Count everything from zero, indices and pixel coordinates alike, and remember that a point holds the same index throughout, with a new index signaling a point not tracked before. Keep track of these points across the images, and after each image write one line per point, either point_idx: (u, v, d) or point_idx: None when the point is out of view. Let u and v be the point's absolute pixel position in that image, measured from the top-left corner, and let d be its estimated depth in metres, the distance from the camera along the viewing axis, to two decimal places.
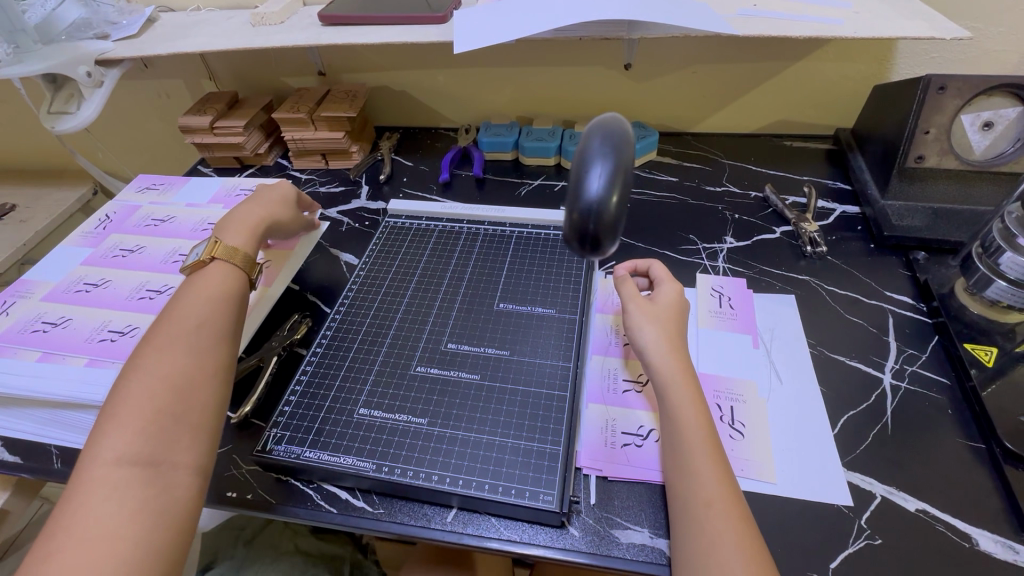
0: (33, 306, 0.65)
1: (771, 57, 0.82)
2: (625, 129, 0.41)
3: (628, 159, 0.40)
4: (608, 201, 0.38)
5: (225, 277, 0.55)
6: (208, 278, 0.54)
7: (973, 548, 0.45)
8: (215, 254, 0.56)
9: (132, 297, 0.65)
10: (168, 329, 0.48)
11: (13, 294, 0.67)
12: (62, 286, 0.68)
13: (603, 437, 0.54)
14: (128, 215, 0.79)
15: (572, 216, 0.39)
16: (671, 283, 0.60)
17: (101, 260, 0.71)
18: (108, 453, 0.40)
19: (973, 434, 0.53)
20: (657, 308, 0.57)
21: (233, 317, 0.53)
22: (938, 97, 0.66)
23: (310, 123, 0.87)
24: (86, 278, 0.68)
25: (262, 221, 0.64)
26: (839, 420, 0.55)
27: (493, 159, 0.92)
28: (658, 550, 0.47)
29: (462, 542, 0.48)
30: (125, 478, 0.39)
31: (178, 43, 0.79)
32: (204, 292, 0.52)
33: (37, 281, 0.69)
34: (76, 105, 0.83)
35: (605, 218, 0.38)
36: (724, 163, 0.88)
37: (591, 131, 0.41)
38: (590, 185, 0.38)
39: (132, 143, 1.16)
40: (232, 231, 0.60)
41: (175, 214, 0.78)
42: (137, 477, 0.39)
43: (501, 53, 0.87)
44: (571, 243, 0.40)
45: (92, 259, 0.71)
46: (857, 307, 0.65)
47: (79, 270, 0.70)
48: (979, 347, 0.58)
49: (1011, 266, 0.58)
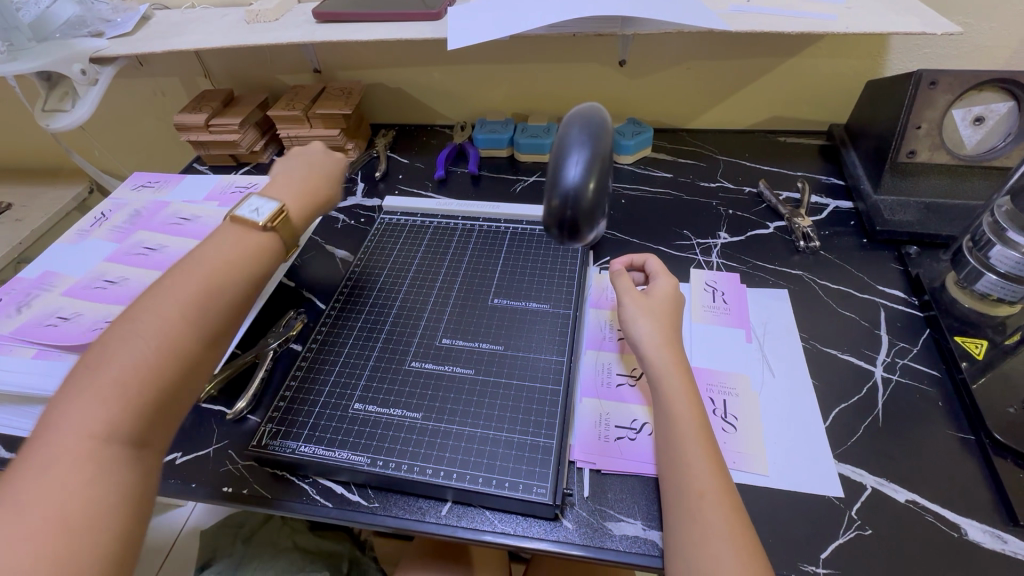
0: (53, 301, 0.65)
1: (765, 53, 0.82)
2: (604, 119, 0.42)
3: (606, 148, 0.40)
4: (585, 188, 0.39)
5: (266, 247, 0.49)
6: (245, 238, 0.48)
7: (962, 538, 0.46)
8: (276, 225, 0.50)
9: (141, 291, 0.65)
10: (176, 282, 0.43)
11: (35, 288, 0.67)
12: (83, 281, 0.68)
13: (596, 431, 0.54)
14: (156, 211, 0.79)
15: (550, 203, 0.40)
16: (668, 277, 0.61)
17: (124, 257, 0.71)
18: (86, 423, 0.35)
19: (963, 426, 0.53)
20: (652, 302, 0.58)
21: (253, 290, 0.48)
22: (929, 93, 0.66)
23: (306, 121, 0.87)
24: (109, 274, 0.68)
25: (319, 197, 0.58)
26: (831, 413, 0.55)
27: (489, 156, 0.93)
28: (650, 542, 0.47)
29: (456, 535, 0.49)
30: (106, 457, 0.35)
31: (173, 41, 0.79)
32: (233, 255, 0.47)
33: (58, 274, 0.69)
34: (71, 102, 0.83)
35: (582, 206, 0.39)
36: (718, 159, 0.88)
37: (570, 120, 0.41)
38: (567, 172, 0.39)
39: (128, 141, 1.16)
40: (289, 195, 0.55)
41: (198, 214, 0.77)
42: (119, 457, 0.36)
43: (496, 50, 0.87)
44: (551, 230, 0.41)
45: (115, 255, 0.71)
46: (849, 302, 0.65)
47: (102, 266, 0.70)
48: (969, 340, 0.58)
49: (1000, 260, 0.58)
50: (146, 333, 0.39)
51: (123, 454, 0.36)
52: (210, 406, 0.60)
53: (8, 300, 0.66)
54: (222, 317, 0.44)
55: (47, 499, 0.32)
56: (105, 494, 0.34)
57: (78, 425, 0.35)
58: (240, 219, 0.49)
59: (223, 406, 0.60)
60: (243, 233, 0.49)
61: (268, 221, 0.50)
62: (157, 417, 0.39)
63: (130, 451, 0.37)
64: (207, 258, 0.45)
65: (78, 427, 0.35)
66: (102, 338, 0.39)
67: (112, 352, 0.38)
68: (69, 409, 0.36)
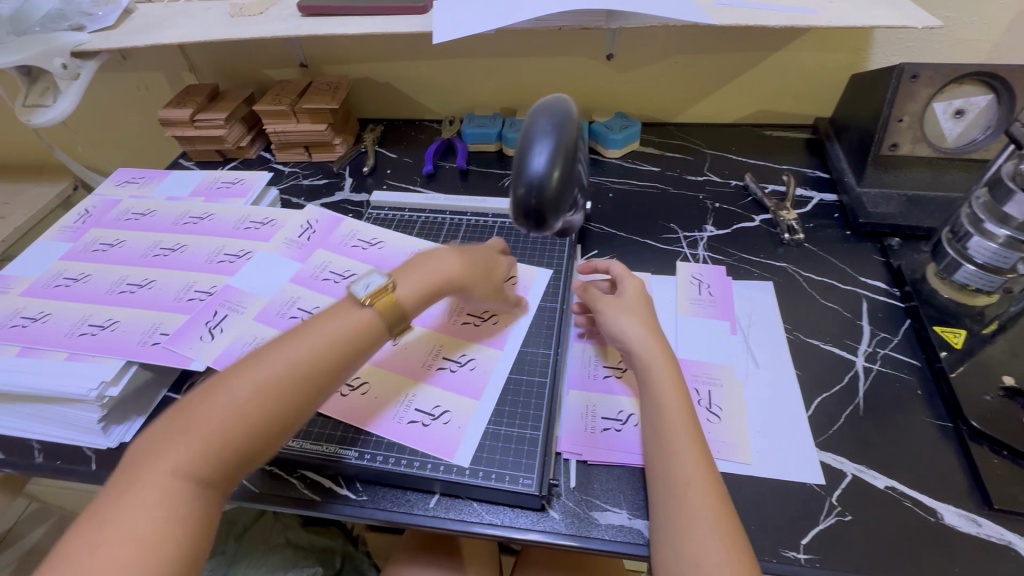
0: (247, 327, 0.61)
1: (751, 46, 0.83)
2: (569, 110, 0.42)
3: (570, 138, 0.41)
4: (550, 177, 0.39)
5: (363, 327, 0.46)
6: (346, 317, 0.46)
7: (938, 522, 0.47)
8: (374, 301, 0.47)
9: (282, 315, 0.62)
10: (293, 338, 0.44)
11: (223, 304, 0.63)
12: (274, 306, 0.63)
13: (583, 422, 0.55)
14: (332, 228, 0.74)
15: (516, 192, 0.40)
16: (633, 278, 0.61)
17: (311, 281, 0.66)
18: (167, 460, 0.38)
19: (941, 413, 0.54)
20: (628, 299, 0.58)
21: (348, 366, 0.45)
22: (911, 86, 0.67)
23: (292, 116, 0.87)
24: (300, 303, 0.64)
25: (440, 280, 0.53)
26: (813, 402, 0.56)
27: (477, 151, 0.93)
28: (636, 530, 0.48)
29: (444, 526, 0.49)
30: (176, 494, 0.37)
31: (156, 35, 0.78)
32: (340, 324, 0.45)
33: (245, 292, 0.65)
34: (52, 97, 0.81)
35: (546, 194, 0.39)
36: (706, 152, 0.89)
37: (536, 112, 0.41)
38: (533, 161, 0.39)
39: (112, 137, 1.14)
40: (407, 275, 0.51)
41: (383, 240, 0.73)
42: (185, 496, 0.37)
43: (484, 43, 0.87)
44: (517, 219, 0.40)
45: (300, 276, 0.67)
46: (832, 293, 0.66)
47: (288, 288, 0.65)
48: (948, 330, 0.59)
49: (979, 251, 0.59)
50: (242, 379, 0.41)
51: (196, 488, 0.38)
52: None
53: (203, 306, 0.63)
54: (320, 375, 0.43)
55: (125, 513, 0.35)
56: (169, 522, 0.36)
57: (161, 459, 0.38)
58: (350, 294, 0.47)
59: None
60: (345, 308, 0.47)
61: (367, 297, 0.47)
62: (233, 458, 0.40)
63: (199, 490, 0.38)
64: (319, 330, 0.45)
65: (159, 462, 0.37)
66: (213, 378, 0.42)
67: (211, 391, 0.41)
68: (158, 444, 0.38)
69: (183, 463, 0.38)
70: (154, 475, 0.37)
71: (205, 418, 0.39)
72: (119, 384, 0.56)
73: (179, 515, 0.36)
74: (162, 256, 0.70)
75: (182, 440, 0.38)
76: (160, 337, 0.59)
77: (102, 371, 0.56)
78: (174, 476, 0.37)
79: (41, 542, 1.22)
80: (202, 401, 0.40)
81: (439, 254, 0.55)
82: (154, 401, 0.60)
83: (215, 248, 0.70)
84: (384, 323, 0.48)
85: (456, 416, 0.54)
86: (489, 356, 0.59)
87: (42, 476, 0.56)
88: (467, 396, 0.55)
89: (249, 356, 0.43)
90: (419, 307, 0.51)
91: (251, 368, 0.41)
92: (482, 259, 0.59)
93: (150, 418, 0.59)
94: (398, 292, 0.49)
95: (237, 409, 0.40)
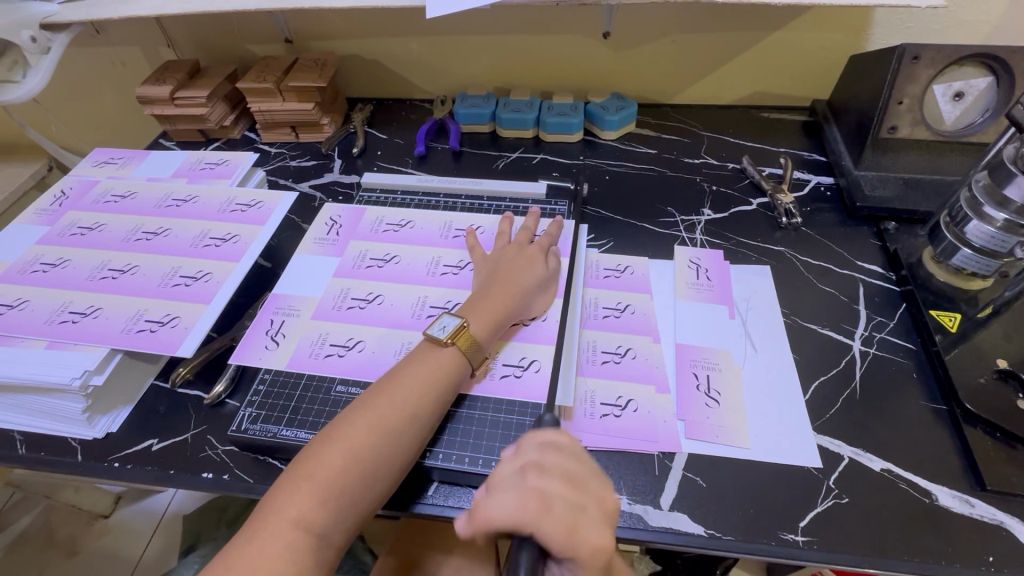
0: (307, 327, 0.60)
1: (750, 26, 0.81)
2: None
3: None
4: None
5: (445, 370, 0.50)
6: (436, 364, 0.50)
7: (933, 503, 0.48)
8: (456, 339, 0.51)
9: (339, 308, 0.61)
10: (394, 393, 0.48)
11: (276, 312, 0.61)
12: (327, 302, 0.62)
13: (581, 409, 0.54)
14: (357, 219, 0.72)
15: None
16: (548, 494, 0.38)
17: (355, 272, 0.65)
18: (290, 511, 0.41)
19: (935, 397, 0.55)
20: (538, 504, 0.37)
21: (438, 410, 0.49)
22: (911, 67, 0.66)
23: (278, 94, 0.83)
24: (354, 294, 0.62)
25: (505, 308, 0.55)
26: (811, 386, 0.56)
27: (470, 131, 0.90)
28: (636, 515, 0.48)
29: (443, 514, 0.49)
30: (298, 544, 0.40)
31: (131, 6, 0.73)
32: (431, 379, 0.49)
33: (296, 296, 0.63)
34: (20, 72, 0.78)
35: None
36: (703, 134, 0.88)
37: None
38: None
39: (87, 116, 1.09)
40: (478, 310, 0.54)
41: (411, 219, 0.71)
42: (306, 547, 0.40)
43: (478, 18, 0.84)
44: None
45: (342, 269, 0.65)
46: (830, 277, 0.66)
47: (335, 282, 0.64)
48: (943, 313, 0.60)
49: (977, 234, 0.59)
50: (351, 438, 0.45)
51: (307, 541, 0.41)
52: (188, 390, 0.58)
53: (258, 316, 0.61)
54: (416, 434, 0.47)
55: (249, 564, 0.39)
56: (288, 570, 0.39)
57: (282, 511, 0.41)
58: (429, 336, 0.52)
59: (201, 391, 0.58)
60: (428, 352, 0.51)
61: (450, 336, 0.51)
62: (340, 513, 0.42)
63: (313, 544, 0.41)
64: (416, 380, 0.49)
65: (284, 512, 0.41)
66: (325, 432, 0.46)
67: (326, 449, 0.44)
68: (280, 496, 0.42)
69: (304, 514, 0.41)
70: (277, 527, 0.40)
71: (322, 470, 0.43)
72: (103, 373, 0.54)
73: (296, 566, 0.39)
74: (144, 240, 0.67)
75: (303, 493, 0.42)
76: (145, 324, 0.58)
77: (87, 360, 0.54)
78: (296, 527, 0.41)
79: (30, 528, 1.21)
80: (317, 454, 0.44)
81: (490, 287, 0.57)
82: (142, 389, 0.58)
83: (200, 231, 0.68)
84: (465, 361, 0.51)
85: (545, 362, 0.55)
86: (560, 306, 0.60)
87: (26, 468, 0.55)
88: (551, 344, 0.57)
89: (355, 407, 0.47)
90: (493, 338, 0.54)
91: (361, 422, 0.46)
92: (517, 266, 0.59)
93: (137, 407, 0.57)
94: (472, 327, 0.53)
95: (351, 460, 0.44)
